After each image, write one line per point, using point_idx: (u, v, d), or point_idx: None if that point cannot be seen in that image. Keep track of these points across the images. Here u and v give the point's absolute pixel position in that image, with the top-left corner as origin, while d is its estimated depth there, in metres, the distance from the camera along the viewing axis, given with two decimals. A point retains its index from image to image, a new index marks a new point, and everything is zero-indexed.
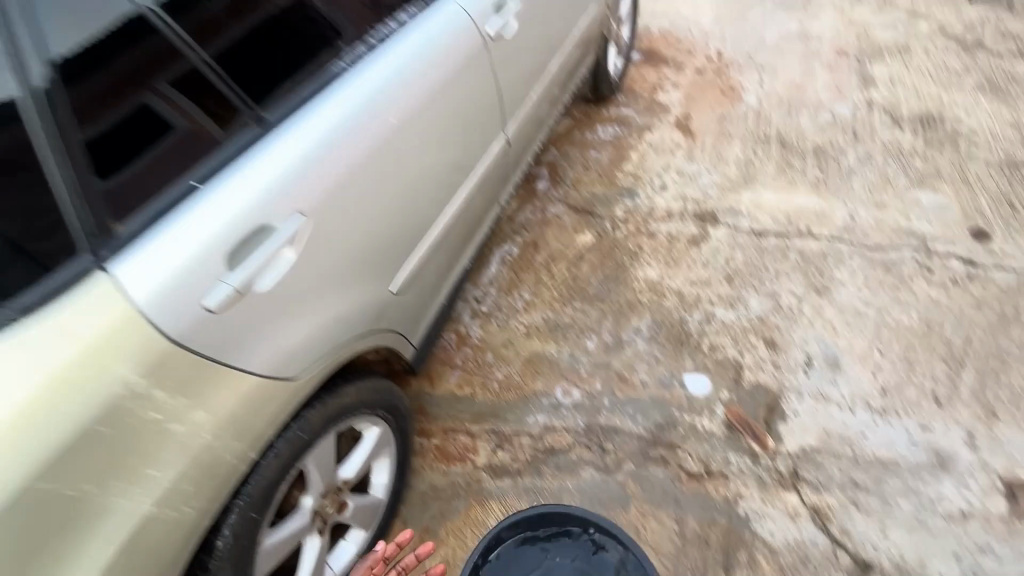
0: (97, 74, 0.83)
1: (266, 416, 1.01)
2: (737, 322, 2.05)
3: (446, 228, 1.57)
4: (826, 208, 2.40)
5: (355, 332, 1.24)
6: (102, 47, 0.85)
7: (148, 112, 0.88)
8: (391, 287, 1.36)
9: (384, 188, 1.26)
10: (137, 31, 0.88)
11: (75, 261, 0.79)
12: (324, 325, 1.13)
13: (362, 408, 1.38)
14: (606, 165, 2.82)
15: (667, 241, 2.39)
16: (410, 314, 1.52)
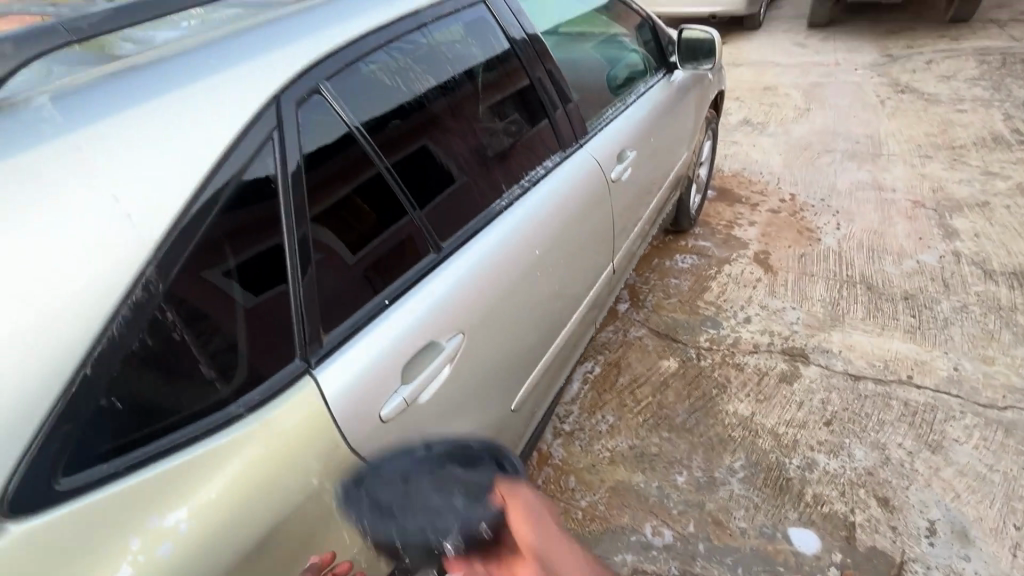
0: (315, 173, 0.95)
1: None
2: (842, 473, 1.92)
3: (555, 351, 1.64)
4: (926, 356, 2.32)
5: None
6: (323, 152, 0.96)
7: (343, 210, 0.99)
8: (510, 404, 1.39)
9: (519, 312, 1.35)
10: (344, 144, 1.01)
11: (290, 365, 0.88)
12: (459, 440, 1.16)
13: None
14: (687, 292, 2.88)
15: (756, 375, 2.35)
16: (516, 431, 1.53)
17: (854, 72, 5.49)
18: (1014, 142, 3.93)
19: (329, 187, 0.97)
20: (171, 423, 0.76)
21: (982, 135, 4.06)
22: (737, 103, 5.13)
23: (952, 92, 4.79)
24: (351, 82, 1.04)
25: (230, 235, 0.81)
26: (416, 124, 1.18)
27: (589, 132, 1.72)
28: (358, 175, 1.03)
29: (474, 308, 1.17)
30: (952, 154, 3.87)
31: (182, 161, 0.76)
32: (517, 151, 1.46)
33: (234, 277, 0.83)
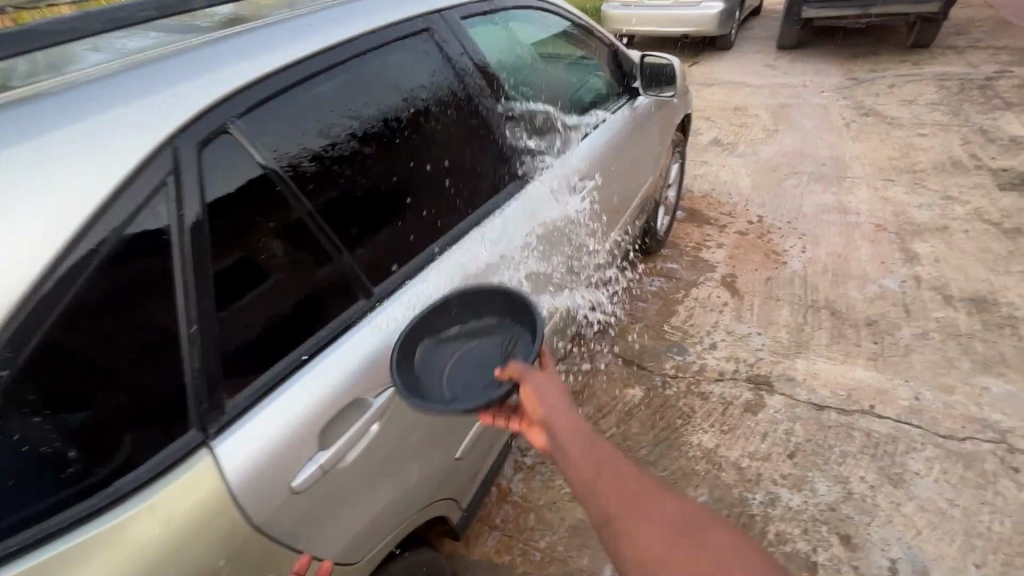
0: (223, 223, 0.88)
1: None
2: (805, 509, 1.88)
3: None
4: (888, 385, 2.31)
5: (417, 506, 1.17)
6: (233, 200, 0.89)
7: (255, 264, 0.92)
8: (456, 454, 1.30)
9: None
10: (258, 186, 0.93)
11: (183, 438, 0.79)
12: (391, 501, 1.07)
13: None
14: (654, 317, 2.85)
15: (720, 404, 2.31)
16: (466, 481, 1.44)
17: (821, 95, 5.61)
18: (972, 166, 4.02)
19: (239, 237, 0.90)
20: (23, 518, 0.66)
21: (941, 160, 4.15)
22: (708, 123, 5.19)
23: (913, 116, 4.91)
24: (269, 120, 0.96)
25: (108, 286, 0.73)
26: (352, 161, 1.11)
27: (543, 163, 1.67)
28: (273, 220, 0.95)
29: None
30: (913, 178, 3.94)
31: (49, 208, 0.67)
32: (464, 184, 1.40)
33: (115, 335, 0.74)
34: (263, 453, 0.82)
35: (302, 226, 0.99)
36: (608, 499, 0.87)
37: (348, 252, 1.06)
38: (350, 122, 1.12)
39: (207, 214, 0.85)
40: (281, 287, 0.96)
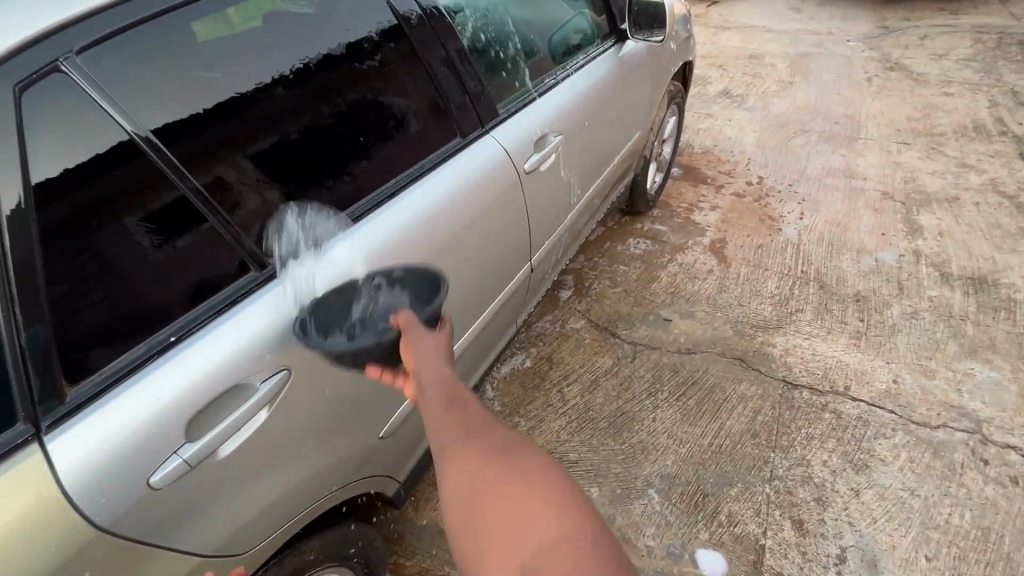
0: (67, 199, 0.74)
1: None
2: (760, 490, 1.83)
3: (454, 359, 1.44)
4: (867, 366, 2.21)
5: (330, 488, 1.10)
6: (83, 169, 0.75)
7: (115, 244, 0.79)
8: (379, 434, 1.21)
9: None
10: (122, 158, 0.79)
11: (9, 433, 0.68)
12: (289, 490, 0.98)
13: (327, 561, 1.24)
14: (633, 281, 2.72)
15: (690, 377, 2.23)
16: (397, 456, 1.36)
17: (845, 44, 5.18)
18: (995, 132, 3.73)
19: (89, 210, 0.76)
20: None
21: (964, 123, 3.85)
22: (720, 71, 4.83)
23: (941, 73, 4.53)
24: (131, 67, 0.81)
25: None
26: (258, 119, 0.95)
27: (500, 115, 1.48)
28: (142, 203, 0.81)
29: (315, 337, 0.97)
30: (929, 142, 3.67)
31: None
32: (403, 138, 1.23)
33: None
34: (111, 453, 0.73)
35: (182, 205, 0.85)
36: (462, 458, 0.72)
37: (245, 233, 0.93)
38: (254, 75, 0.95)
39: (39, 196, 0.71)
40: (151, 274, 0.83)
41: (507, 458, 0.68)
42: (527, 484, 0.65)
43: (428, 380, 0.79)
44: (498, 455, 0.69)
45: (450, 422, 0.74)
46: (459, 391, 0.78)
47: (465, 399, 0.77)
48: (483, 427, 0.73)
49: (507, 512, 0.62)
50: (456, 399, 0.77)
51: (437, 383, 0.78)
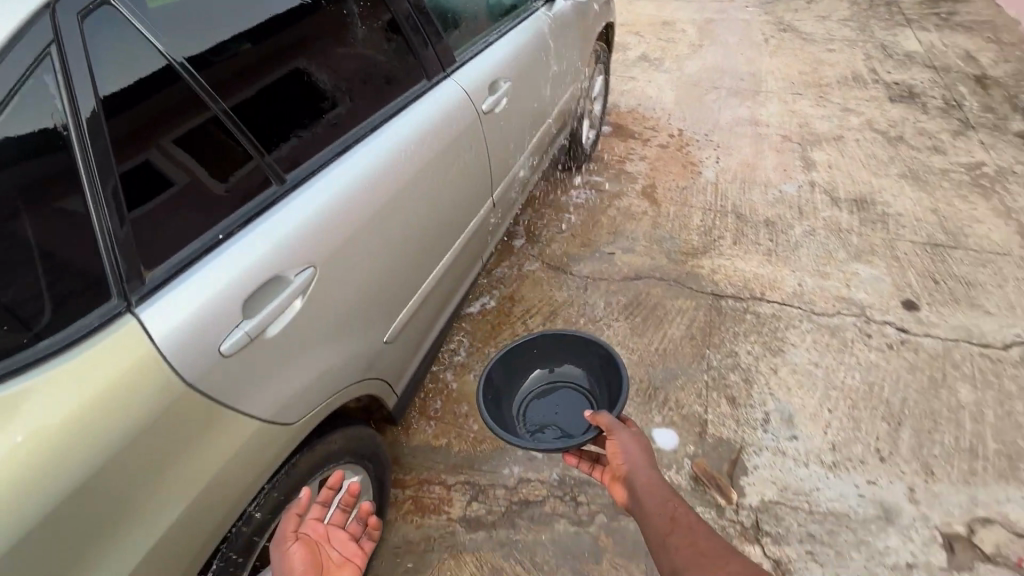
0: (125, 115, 0.88)
1: (263, 459, 1.06)
2: (699, 379, 2.19)
3: (437, 280, 1.63)
4: (778, 275, 2.63)
5: (350, 380, 1.29)
6: (135, 91, 0.90)
7: (167, 155, 0.93)
8: (385, 336, 1.40)
9: (391, 242, 1.33)
10: (163, 82, 0.93)
11: (105, 305, 0.85)
12: (321, 374, 1.16)
13: (346, 456, 1.42)
14: (578, 226, 3.00)
15: (636, 299, 2.55)
16: (396, 362, 1.57)
17: (745, 9, 5.68)
18: (870, 81, 4.32)
19: (144, 126, 0.90)
20: None
21: (845, 75, 4.42)
22: (637, 38, 5.18)
23: (825, 32, 5.11)
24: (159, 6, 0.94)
25: (18, 172, 0.76)
26: (266, 54, 1.10)
27: (457, 62, 1.67)
28: (184, 122, 0.95)
29: (334, 240, 1.15)
30: (818, 92, 4.20)
31: None
32: (380, 78, 1.40)
33: (35, 219, 0.78)
34: (188, 320, 0.89)
35: (215, 124, 1.00)
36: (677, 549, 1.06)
37: (267, 153, 1.09)
38: (260, 11, 1.09)
39: (104, 110, 0.85)
40: (196, 183, 0.98)
41: (716, 559, 1.01)
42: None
43: (649, 499, 1.16)
44: (712, 555, 1.03)
45: (669, 533, 1.09)
46: (671, 499, 1.15)
47: (679, 509, 1.13)
48: (694, 535, 1.08)
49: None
50: (672, 510, 1.13)
51: (655, 496, 1.16)
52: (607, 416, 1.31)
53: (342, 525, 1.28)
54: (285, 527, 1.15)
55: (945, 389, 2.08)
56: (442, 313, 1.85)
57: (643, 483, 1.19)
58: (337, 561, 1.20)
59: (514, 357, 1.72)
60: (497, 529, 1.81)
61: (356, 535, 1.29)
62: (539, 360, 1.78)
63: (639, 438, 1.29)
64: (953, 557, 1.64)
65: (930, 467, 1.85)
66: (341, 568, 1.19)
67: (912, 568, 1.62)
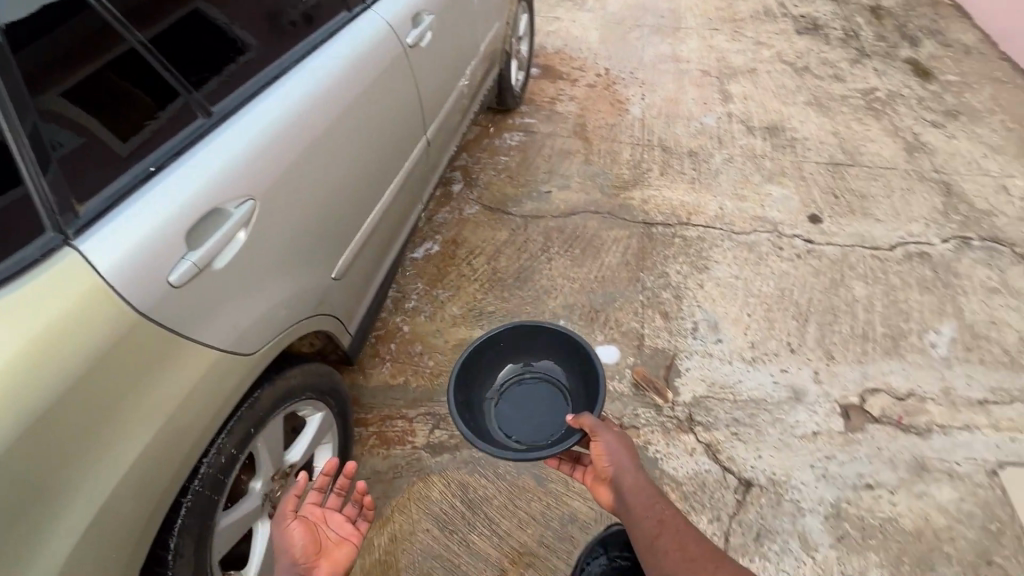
0: (34, 44, 0.86)
1: (227, 389, 1.09)
2: (636, 299, 2.36)
3: (378, 219, 1.66)
4: (701, 201, 2.82)
5: (303, 315, 1.32)
6: (43, 19, 0.87)
7: (85, 88, 0.92)
8: (333, 273, 1.44)
9: (327, 179, 1.34)
10: (71, 10, 0.90)
11: (42, 239, 0.85)
12: (273, 307, 1.20)
13: (307, 391, 1.47)
14: (514, 168, 3.05)
15: (574, 233, 2.67)
16: (346, 301, 1.61)
17: None
18: (779, 15, 4.52)
19: (57, 57, 0.88)
20: None
21: (757, 9, 4.60)
22: None
23: None
24: None
25: None
26: None
27: None
28: (99, 54, 0.94)
29: (267, 177, 1.15)
30: (733, 27, 4.37)
31: None
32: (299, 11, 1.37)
33: None
34: (131, 252, 0.90)
35: (133, 55, 0.98)
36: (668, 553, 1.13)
37: (193, 89, 1.08)
38: None
39: (11, 38, 0.83)
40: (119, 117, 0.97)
41: (704, 562, 1.10)
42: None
43: (636, 503, 1.21)
44: (699, 558, 1.11)
45: (658, 537, 1.15)
46: (657, 500, 1.21)
47: (664, 509, 1.19)
48: (681, 537, 1.15)
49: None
50: (659, 513, 1.19)
51: (642, 497, 1.21)
52: (590, 419, 1.29)
53: (340, 508, 1.42)
54: (284, 508, 1.29)
55: (844, 287, 2.37)
56: (387, 254, 1.88)
57: (630, 485, 1.23)
58: (333, 540, 1.34)
59: (485, 348, 1.59)
60: (460, 451, 1.93)
61: (352, 517, 1.41)
62: (516, 354, 1.66)
63: (623, 436, 1.31)
64: (849, 422, 1.94)
65: (831, 353, 2.13)
66: (337, 548, 1.33)
67: (816, 435, 1.90)
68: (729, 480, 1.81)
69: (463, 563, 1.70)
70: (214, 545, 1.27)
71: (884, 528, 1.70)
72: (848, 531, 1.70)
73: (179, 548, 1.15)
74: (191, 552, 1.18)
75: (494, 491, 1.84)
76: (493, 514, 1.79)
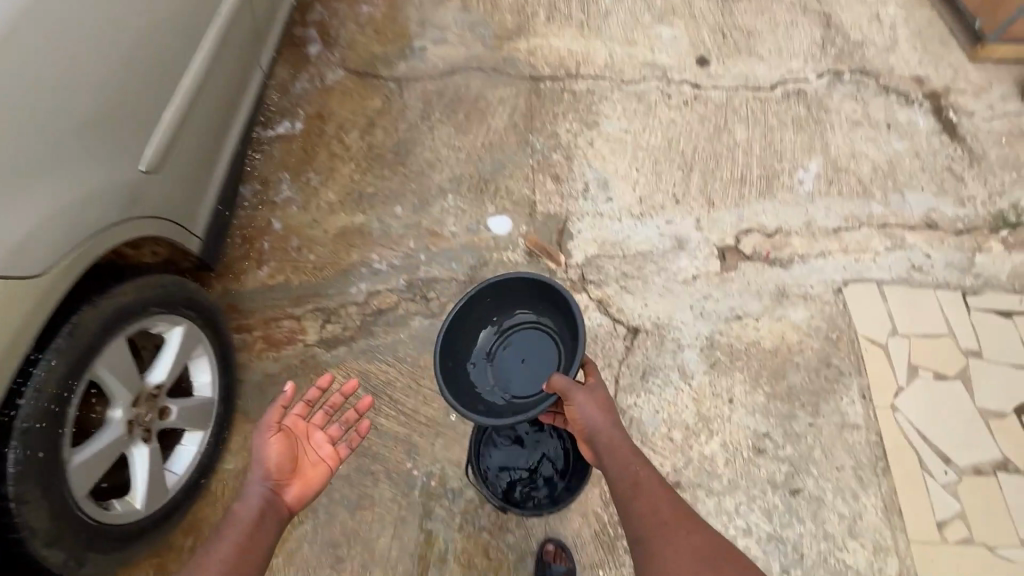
0: None
1: (12, 316, 1.02)
2: (526, 163, 2.25)
3: (190, 99, 1.43)
4: (590, 49, 2.60)
5: (104, 221, 1.20)
6: None
7: None
8: (138, 168, 1.30)
9: (77, 56, 1.13)
10: None
11: None
12: (47, 220, 1.08)
13: (150, 305, 1.33)
14: (380, 20, 2.60)
15: (456, 95, 2.41)
16: (180, 198, 1.44)
17: None
18: None
19: None
20: None
21: None
22: None
23: None
24: None
25: None
26: None
27: None
28: None
29: None
30: None
31: None
32: None
33: None
34: None
35: None
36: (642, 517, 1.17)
37: None
38: None
39: None
40: None
41: (681, 522, 1.16)
42: (699, 543, 1.12)
43: (612, 463, 1.25)
44: (674, 517, 1.17)
45: (636, 496, 1.20)
46: (634, 460, 1.25)
47: (640, 471, 1.23)
48: (657, 496, 1.20)
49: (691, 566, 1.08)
50: (635, 473, 1.23)
51: (617, 455, 1.26)
52: (564, 379, 1.28)
53: (324, 429, 1.43)
54: (269, 418, 1.32)
55: (727, 132, 2.38)
56: (229, 137, 1.65)
57: (608, 445, 1.27)
58: (311, 460, 1.37)
59: (469, 305, 1.53)
60: (356, 341, 1.87)
61: (335, 438, 1.43)
62: (496, 310, 1.60)
63: (604, 394, 1.33)
64: (724, 263, 2.07)
65: (711, 199, 2.20)
66: (314, 470, 1.36)
67: (696, 279, 2.03)
68: (618, 331, 1.93)
69: (373, 444, 1.73)
70: (71, 482, 1.20)
71: (749, 351, 1.92)
72: (719, 357, 1.91)
73: (22, 484, 1.10)
74: (43, 483, 1.13)
75: (396, 374, 1.83)
76: (398, 395, 1.80)
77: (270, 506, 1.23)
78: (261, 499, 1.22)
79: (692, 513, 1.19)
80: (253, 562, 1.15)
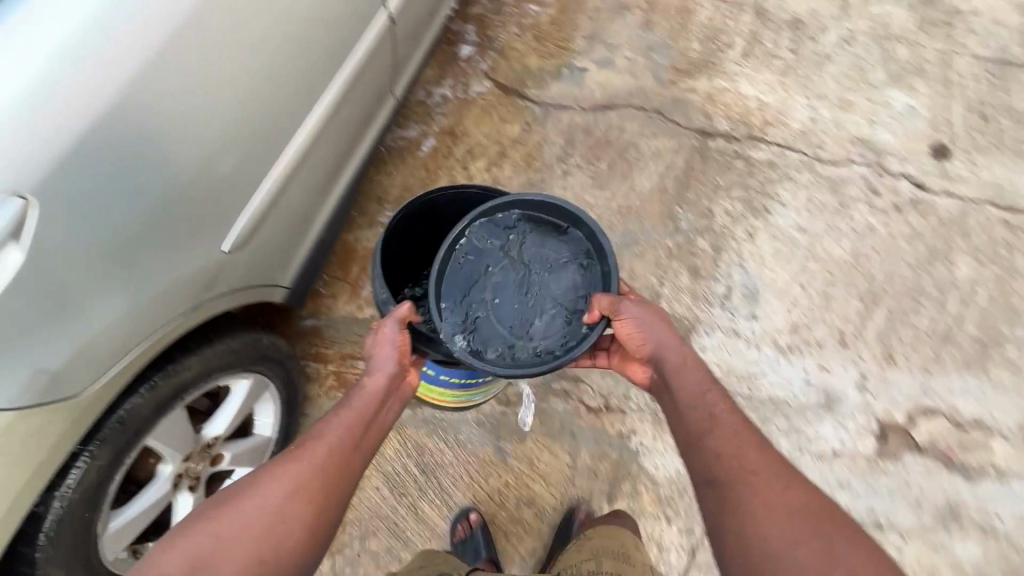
0: None
1: (60, 420, 0.92)
2: (662, 245, 1.87)
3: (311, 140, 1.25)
4: (786, 105, 2.05)
5: (185, 308, 1.07)
6: None
7: None
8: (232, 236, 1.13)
9: (209, 123, 0.97)
10: None
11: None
12: (141, 299, 0.97)
13: (235, 369, 1.28)
14: (545, 25, 2.20)
15: (603, 137, 2.04)
16: (271, 244, 1.29)
17: None
18: None
19: None
20: None
21: None
22: None
23: None
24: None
25: None
26: None
27: None
28: None
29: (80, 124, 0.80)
30: None
31: None
32: None
33: None
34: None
35: None
36: (724, 462, 1.00)
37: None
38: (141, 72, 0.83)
39: None
40: None
41: (774, 479, 0.97)
42: (788, 503, 0.93)
43: (679, 392, 1.10)
44: (765, 466, 0.98)
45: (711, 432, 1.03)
46: (712, 398, 1.08)
47: (715, 406, 1.07)
48: (742, 443, 1.01)
49: (786, 534, 0.89)
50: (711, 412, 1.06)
51: (687, 381, 1.10)
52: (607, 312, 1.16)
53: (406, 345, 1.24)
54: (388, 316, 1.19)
55: (927, 277, 1.79)
56: (345, 171, 1.51)
57: (674, 368, 1.12)
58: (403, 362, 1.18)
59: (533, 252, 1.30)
60: (421, 408, 1.67)
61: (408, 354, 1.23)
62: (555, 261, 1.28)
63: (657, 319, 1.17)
64: (882, 446, 1.62)
65: (890, 353, 1.70)
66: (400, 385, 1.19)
67: (836, 457, 1.61)
68: None
69: (410, 528, 1.61)
70: (103, 549, 1.18)
71: None
72: None
73: (50, 554, 1.07)
74: (64, 557, 1.09)
75: (449, 455, 1.65)
76: (448, 482, 1.64)
77: (391, 393, 1.14)
78: (381, 381, 1.12)
79: (833, 515, 0.92)
80: (365, 439, 1.06)
